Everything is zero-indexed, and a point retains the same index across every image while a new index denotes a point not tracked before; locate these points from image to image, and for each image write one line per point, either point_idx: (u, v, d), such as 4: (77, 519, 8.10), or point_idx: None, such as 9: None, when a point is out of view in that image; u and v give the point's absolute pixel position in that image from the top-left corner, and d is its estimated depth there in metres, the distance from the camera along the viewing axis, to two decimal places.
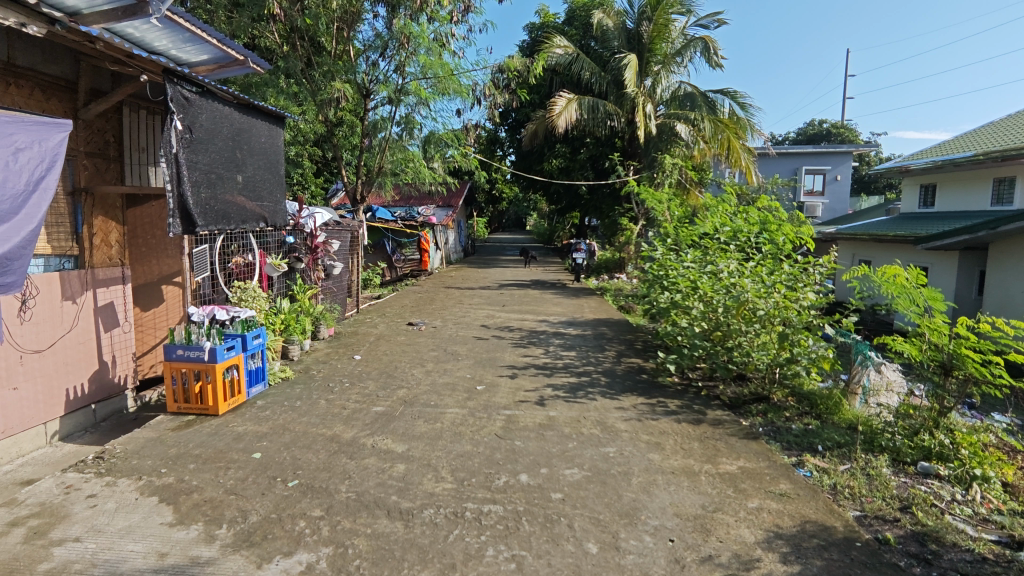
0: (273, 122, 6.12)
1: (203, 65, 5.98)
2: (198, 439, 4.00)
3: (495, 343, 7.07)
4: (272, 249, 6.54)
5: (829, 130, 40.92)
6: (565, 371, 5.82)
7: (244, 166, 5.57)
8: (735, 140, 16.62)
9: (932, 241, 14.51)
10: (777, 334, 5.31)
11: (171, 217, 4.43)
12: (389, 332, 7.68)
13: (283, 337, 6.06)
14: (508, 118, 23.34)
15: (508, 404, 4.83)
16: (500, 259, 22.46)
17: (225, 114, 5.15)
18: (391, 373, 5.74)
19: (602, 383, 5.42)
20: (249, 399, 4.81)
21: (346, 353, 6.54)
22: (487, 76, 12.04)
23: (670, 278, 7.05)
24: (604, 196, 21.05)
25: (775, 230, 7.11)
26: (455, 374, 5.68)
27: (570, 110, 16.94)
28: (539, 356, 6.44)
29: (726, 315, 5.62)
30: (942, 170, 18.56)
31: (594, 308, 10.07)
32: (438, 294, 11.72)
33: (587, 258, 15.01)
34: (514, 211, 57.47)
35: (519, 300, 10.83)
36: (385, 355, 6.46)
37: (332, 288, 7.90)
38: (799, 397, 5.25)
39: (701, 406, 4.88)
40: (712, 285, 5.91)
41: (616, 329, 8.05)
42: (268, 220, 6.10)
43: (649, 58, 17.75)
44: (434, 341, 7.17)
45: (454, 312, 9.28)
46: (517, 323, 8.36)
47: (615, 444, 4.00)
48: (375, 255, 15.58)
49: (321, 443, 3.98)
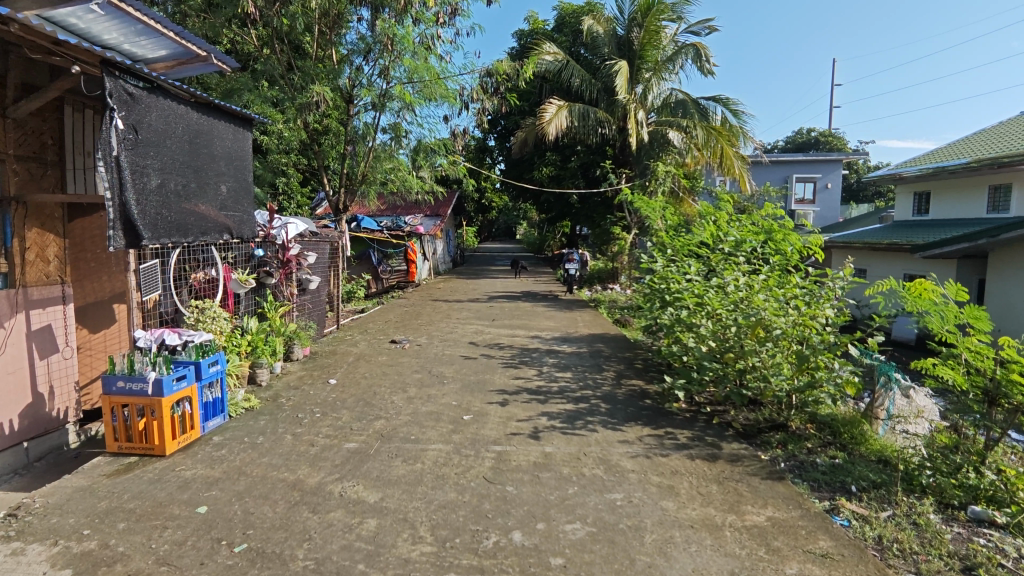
0: (239, 124, 5.58)
1: (162, 61, 5.42)
2: (136, 489, 3.42)
3: (485, 363, 6.53)
4: (239, 264, 5.98)
5: (817, 138, 40.93)
6: (561, 397, 5.28)
7: (204, 172, 5.03)
8: (729, 148, 16.28)
9: (929, 249, 14.19)
10: (794, 354, 4.81)
11: (110, 229, 3.87)
12: (370, 352, 7.12)
13: (251, 360, 5.50)
14: (497, 126, 22.90)
15: (500, 437, 4.29)
16: (490, 269, 21.96)
17: (179, 113, 4.61)
18: (368, 400, 5.18)
19: (602, 411, 4.89)
20: (204, 435, 4.23)
21: (322, 377, 5.97)
22: (475, 80, 11.57)
23: (672, 291, 6.55)
24: (596, 205, 20.61)
25: (782, 239, 6.65)
26: (440, 401, 5.13)
27: (561, 117, 16.48)
28: (532, 378, 5.90)
29: (738, 335, 5.11)
30: (937, 178, 18.31)
31: (589, 322, 9.57)
32: (425, 307, 11.18)
33: (580, 268, 14.53)
34: (505, 219, 57.07)
35: (510, 314, 10.31)
36: (364, 379, 5.90)
37: (308, 304, 7.34)
38: (819, 424, 4.76)
39: (715, 438, 4.37)
40: (720, 301, 5.41)
41: (614, 346, 7.54)
42: (233, 231, 5.54)
43: (640, 64, 17.40)
44: (418, 361, 6.62)
45: (441, 327, 8.73)
46: (507, 339, 7.83)
47: (622, 489, 3.47)
48: (360, 266, 15.02)
49: (281, 490, 3.41)
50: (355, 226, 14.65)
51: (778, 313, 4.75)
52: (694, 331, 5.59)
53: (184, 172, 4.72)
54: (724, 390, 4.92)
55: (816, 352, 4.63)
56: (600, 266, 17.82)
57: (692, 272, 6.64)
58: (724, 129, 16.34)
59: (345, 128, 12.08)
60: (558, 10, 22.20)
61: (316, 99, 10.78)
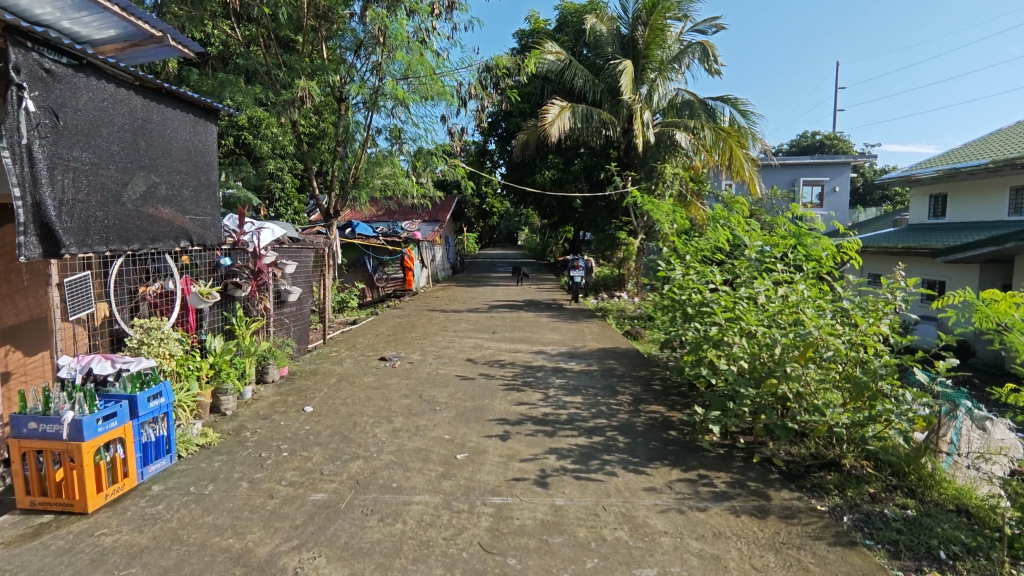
0: (198, 116, 4.88)
1: (110, 43, 4.74)
2: (34, 566, 2.70)
3: (483, 386, 5.79)
4: (202, 276, 5.23)
5: (822, 141, 40.28)
6: (571, 428, 4.54)
7: (154, 169, 4.34)
8: (738, 150, 15.53)
9: (952, 253, 13.39)
10: (849, 381, 4.06)
11: (21, 235, 3.20)
12: (355, 371, 6.38)
13: (213, 387, 4.80)
14: (497, 129, 22.20)
15: (500, 485, 3.55)
16: (490, 277, 21.25)
17: (118, 98, 3.92)
18: (346, 434, 4.44)
19: (621, 448, 4.15)
20: (142, 484, 3.51)
21: (298, 403, 5.24)
22: (473, 75, 10.86)
23: (694, 303, 5.84)
24: (599, 209, 19.83)
25: (816, 245, 5.96)
26: (430, 435, 4.39)
27: (564, 118, 15.79)
28: (537, 404, 5.17)
29: (779, 356, 4.37)
30: (955, 179, 17.54)
31: (597, 335, 8.82)
32: (421, 319, 10.46)
33: (584, 276, 13.77)
34: (506, 224, 56.47)
35: (512, 326, 9.57)
36: (344, 406, 5.16)
37: (287, 318, 6.63)
38: (878, 463, 4.00)
39: (761, 484, 3.61)
40: (755, 317, 4.69)
41: (626, 363, 6.81)
42: (192, 238, 4.84)
43: (645, 64, 16.74)
44: (407, 383, 5.87)
45: (436, 342, 7.99)
46: (509, 356, 7.09)
47: (656, 562, 2.72)
48: (354, 274, 14.36)
49: (220, 567, 2.67)
50: (349, 232, 14.15)
51: (829, 331, 4.02)
52: (726, 351, 4.85)
53: (125, 167, 4.02)
54: (764, 421, 4.18)
55: (877, 378, 3.88)
56: (606, 272, 17.10)
57: (716, 283, 5.92)
58: (733, 130, 15.62)
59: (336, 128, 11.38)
60: (560, 10, 21.60)
61: (302, 96, 10.10)
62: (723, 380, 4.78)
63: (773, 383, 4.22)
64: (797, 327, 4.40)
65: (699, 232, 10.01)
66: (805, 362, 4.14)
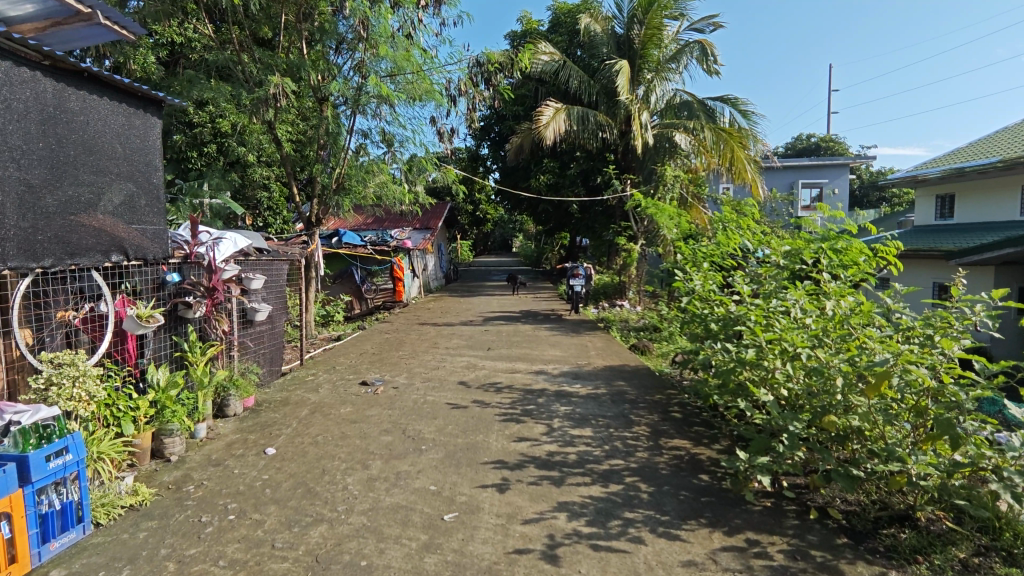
0: (133, 107, 4.16)
1: (28, 22, 3.94)
2: None
3: (477, 417, 5.02)
4: (145, 296, 4.35)
5: (818, 144, 39.79)
6: (582, 474, 3.79)
7: (73, 168, 3.62)
8: (740, 151, 14.86)
9: (969, 256, 12.54)
10: (925, 419, 3.23)
11: None
12: (331, 400, 5.60)
13: (154, 428, 4.05)
14: (490, 133, 21.48)
15: (498, 562, 2.78)
16: (485, 286, 20.46)
17: (15, 79, 3.23)
18: (311, 486, 3.66)
19: (645, 501, 3.39)
20: (37, 569, 2.72)
21: (262, 442, 4.46)
22: (464, 71, 10.11)
23: (721, 319, 5.06)
24: (597, 215, 19.25)
25: (853, 251, 5.22)
26: (412, 487, 3.62)
27: (559, 120, 15.14)
28: (541, 439, 4.42)
29: (834, 387, 3.54)
30: (963, 179, 16.88)
31: (602, 350, 8.05)
32: (410, 334, 9.66)
33: (584, 285, 12.96)
34: (501, 230, 55.73)
35: (509, 341, 8.79)
36: (313, 445, 4.39)
37: (252, 342, 5.83)
38: (965, 517, 3.19)
39: (826, 556, 2.88)
40: (801, 337, 3.91)
41: (638, 384, 6.05)
42: (129, 252, 4.06)
43: (641, 65, 16.09)
44: (389, 415, 5.09)
45: (424, 362, 7.22)
46: (506, 378, 6.31)
47: None
48: (340, 285, 13.45)
49: None
50: (336, 241, 13.41)
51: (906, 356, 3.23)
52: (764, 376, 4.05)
53: (29, 164, 3.31)
54: (821, 467, 3.34)
55: (962, 414, 3.06)
56: (605, 280, 16.34)
57: (745, 297, 5.15)
58: (735, 131, 15.01)
59: (316, 130, 10.64)
60: (553, 9, 20.93)
61: (275, 94, 9.31)
62: (762, 413, 3.98)
63: (831, 419, 3.43)
64: (856, 350, 3.61)
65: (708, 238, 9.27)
66: (870, 393, 3.34)
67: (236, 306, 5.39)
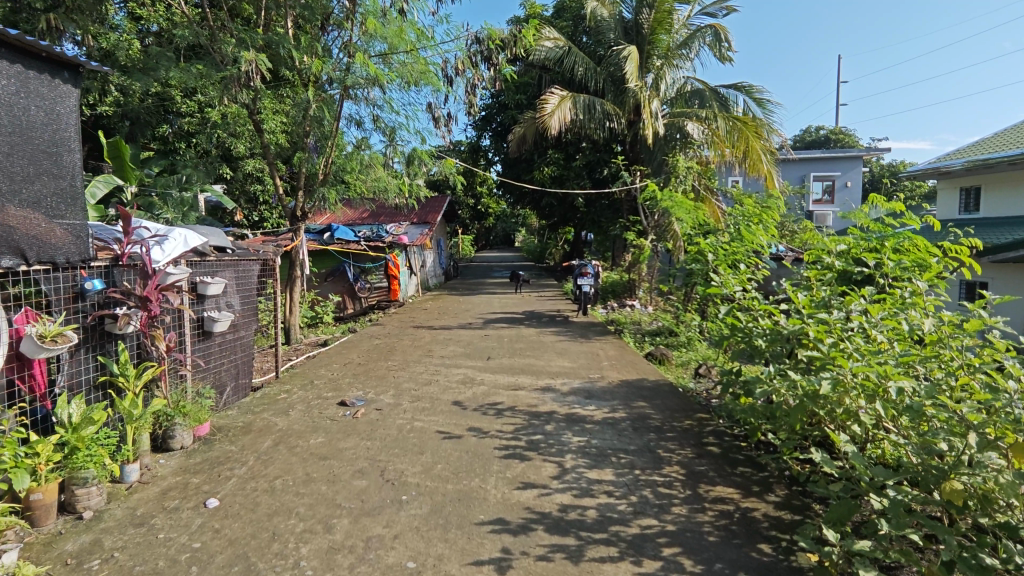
0: (35, 69, 3.39)
1: None
2: None
3: (472, 453, 4.15)
4: (54, 309, 3.45)
5: (828, 137, 38.77)
6: (608, 544, 2.91)
7: None
8: (756, 142, 13.88)
9: (1007, 251, 11.43)
10: None
11: None
12: (301, 427, 4.76)
13: (62, 476, 3.22)
14: (491, 123, 20.33)
15: None
16: (486, 283, 19.53)
17: None
18: (252, 561, 2.80)
19: None
20: None
21: (205, 490, 3.60)
22: (460, 50, 9.15)
23: (768, 333, 4.18)
24: (603, 208, 18.38)
25: (923, 253, 4.33)
26: (383, 564, 2.76)
27: (564, 109, 14.24)
28: (551, 488, 3.55)
29: (952, 442, 2.57)
30: (988, 171, 15.88)
31: (616, 361, 7.15)
32: (403, 339, 8.77)
33: (593, 284, 12.00)
34: (504, 223, 54.64)
35: (511, 348, 7.90)
36: (267, 494, 3.53)
37: (205, 357, 4.96)
38: None
39: None
40: (894, 367, 2.97)
41: (662, 406, 5.19)
42: (31, 254, 3.18)
43: (650, 51, 15.08)
44: (368, 449, 4.23)
45: (415, 375, 6.35)
46: (508, 398, 5.44)
47: None
48: (331, 284, 12.52)
49: None
50: (327, 237, 12.82)
51: None
52: (843, 416, 3.11)
53: None
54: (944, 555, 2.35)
55: None
56: (614, 278, 15.42)
57: (796, 306, 4.26)
58: (750, 120, 13.98)
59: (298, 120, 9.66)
60: None
61: (248, 74, 8.38)
62: (840, 464, 3.04)
63: (954, 485, 2.43)
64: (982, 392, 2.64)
65: (725, 235, 8.34)
66: (1022, 458, 2.32)
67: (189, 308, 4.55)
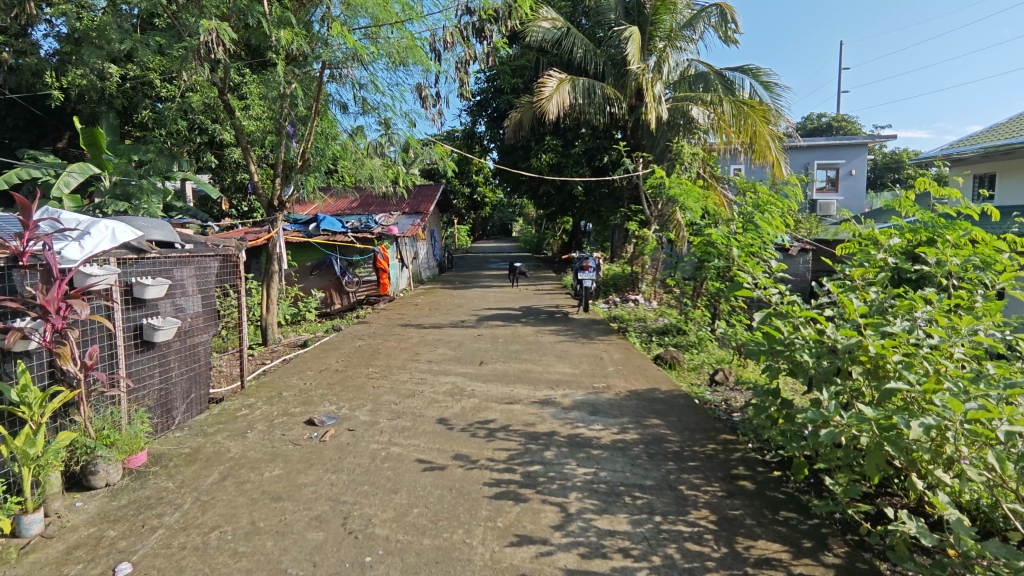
0: None
1: None
2: None
3: (456, 491, 3.44)
4: None
5: (830, 124, 37.93)
6: None
7: None
8: (764, 127, 13.11)
9: None
10: None
11: None
12: (257, 454, 4.04)
13: None
14: (487, 108, 19.37)
15: None
16: (482, 275, 18.79)
17: None
18: None
19: None
20: None
21: (120, 549, 2.88)
22: (449, 25, 8.34)
23: (815, 346, 3.44)
24: (603, 197, 17.65)
25: (997, 249, 3.63)
26: None
27: (563, 92, 13.45)
28: (551, 545, 2.85)
29: None
30: (1006, 157, 15.13)
31: (622, 366, 6.44)
32: (388, 340, 8.03)
33: (594, 279, 11.24)
34: (501, 212, 53.65)
35: (507, 351, 7.17)
36: (196, 555, 2.82)
37: (145, 372, 4.22)
38: None
39: None
40: (1014, 409, 2.26)
41: (679, 425, 4.49)
42: None
43: (653, 32, 14.20)
44: (332, 486, 3.52)
45: (396, 386, 5.63)
46: (501, 414, 4.74)
47: None
48: (319, 278, 11.85)
49: None
50: (313, 228, 12.29)
51: None
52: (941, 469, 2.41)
53: None
54: None
55: None
56: (615, 270, 14.65)
57: (846, 313, 3.54)
58: (757, 104, 13.21)
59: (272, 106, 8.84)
60: None
61: (211, 50, 7.53)
62: (934, 531, 2.35)
63: None
64: None
65: (734, 226, 7.58)
66: None
67: (119, 295, 3.88)
